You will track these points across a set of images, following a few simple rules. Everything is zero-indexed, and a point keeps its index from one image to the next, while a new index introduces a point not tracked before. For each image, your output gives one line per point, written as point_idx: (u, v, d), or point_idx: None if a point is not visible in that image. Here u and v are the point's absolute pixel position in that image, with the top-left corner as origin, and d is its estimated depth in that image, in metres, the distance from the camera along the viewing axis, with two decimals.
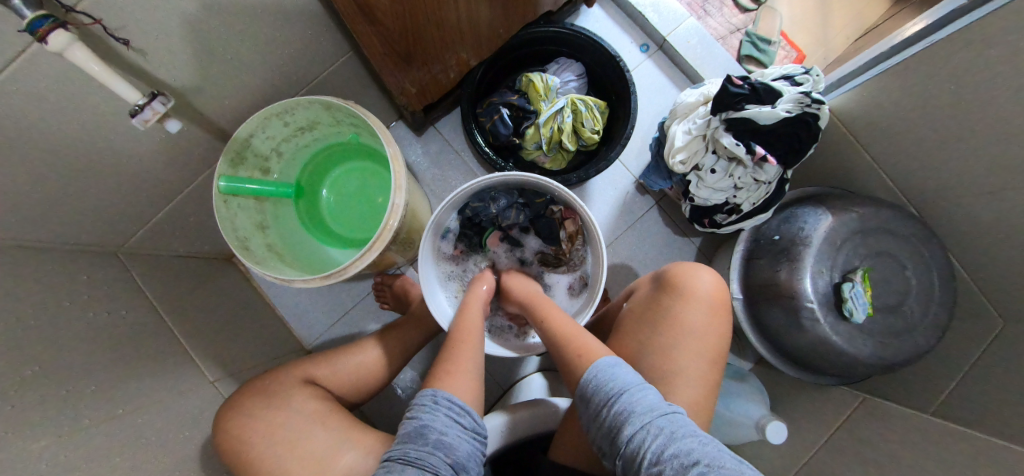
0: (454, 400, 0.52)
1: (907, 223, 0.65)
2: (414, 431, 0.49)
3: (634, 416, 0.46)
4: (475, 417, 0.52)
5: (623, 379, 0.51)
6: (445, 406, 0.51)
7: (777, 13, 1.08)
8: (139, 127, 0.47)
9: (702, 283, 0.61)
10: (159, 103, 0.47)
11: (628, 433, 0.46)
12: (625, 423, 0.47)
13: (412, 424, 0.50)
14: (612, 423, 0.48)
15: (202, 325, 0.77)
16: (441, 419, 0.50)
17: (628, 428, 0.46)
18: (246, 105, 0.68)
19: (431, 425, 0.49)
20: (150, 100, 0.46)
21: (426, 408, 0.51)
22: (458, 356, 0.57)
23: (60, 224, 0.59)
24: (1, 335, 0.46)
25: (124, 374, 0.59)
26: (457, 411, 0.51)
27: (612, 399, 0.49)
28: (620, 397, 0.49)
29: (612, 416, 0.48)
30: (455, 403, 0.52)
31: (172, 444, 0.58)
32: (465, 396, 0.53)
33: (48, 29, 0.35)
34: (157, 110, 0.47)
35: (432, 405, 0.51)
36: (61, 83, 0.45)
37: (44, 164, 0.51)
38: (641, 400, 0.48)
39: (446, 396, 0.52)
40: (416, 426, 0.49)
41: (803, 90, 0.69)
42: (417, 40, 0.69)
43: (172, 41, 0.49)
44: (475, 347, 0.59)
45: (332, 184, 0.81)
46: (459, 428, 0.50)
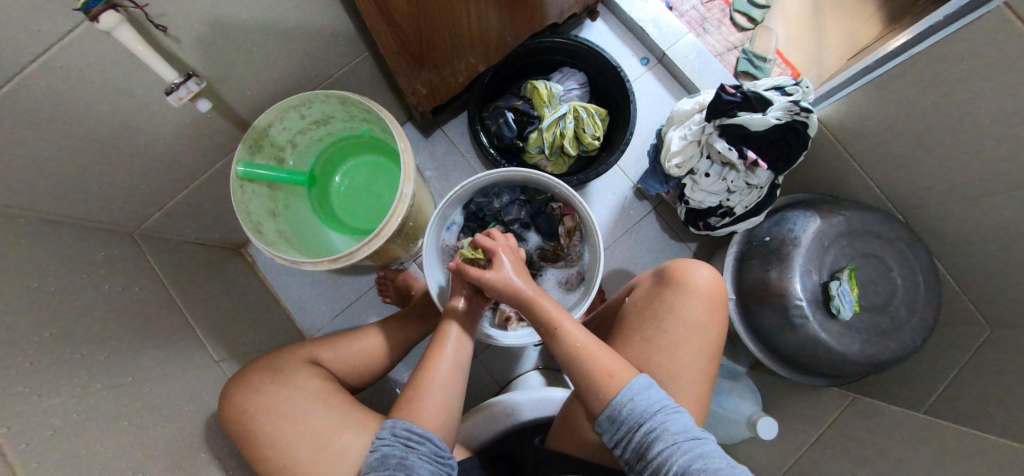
0: (413, 428, 0.53)
1: (892, 227, 0.68)
2: (376, 460, 0.51)
3: (669, 437, 0.48)
4: (437, 443, 0.53)
5: (655, 400, 0.51)
6: (402, 436, 0.53)
7: (772, 32, 1.13)
8: (173, 103, 0.53)
9: (701, 278, 0.60)
10: (192, 83, 0.53)
11: (663, 454, 0.47)
12: (661, 445, 0.48)
13: (373, 454, 0.52)
14: (644, 442, 0.49)
15: (209, 308, 0.79)
16: (399, 448, 0.52)
17: (664, 450, 0.47)
18: (266, 97, 0.72)
19: (389, 453, 0.51)
20: (185, 80, 0.52)
21: (384, 440, 0.53)
22: (427, 383, 0.58)
23: (85, 199, 0.62)
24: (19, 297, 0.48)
25: (135, 345, 0.61)
26: (415, 438, 0.52)
27: (645, 420, 0.50)
28: (655, 418, 0.49)
29: (645, 435, 0.49)
30: (412, 430, 0.53)
31: (177, 414, 0.60)
32: (427, 424, 0.54)
33: (101, 10, 0.40)
34: (191, 89, 0.53)
35: (390, 437, 0.53)
36: (102, 64, 0.49)
37: (76, 140, 0.55)
38: (675, 422, 0.49)
39: (405, 427, 0.53)
40: (378, 455, 0.52)
41: (793, 99, 0.72)
42: (427, 42, 0.73)
43: (204, 30, 0.53)
44: (448, 373, 0.59)
45: (342, 177, 0.85)
46: (417, 451, 0.52)
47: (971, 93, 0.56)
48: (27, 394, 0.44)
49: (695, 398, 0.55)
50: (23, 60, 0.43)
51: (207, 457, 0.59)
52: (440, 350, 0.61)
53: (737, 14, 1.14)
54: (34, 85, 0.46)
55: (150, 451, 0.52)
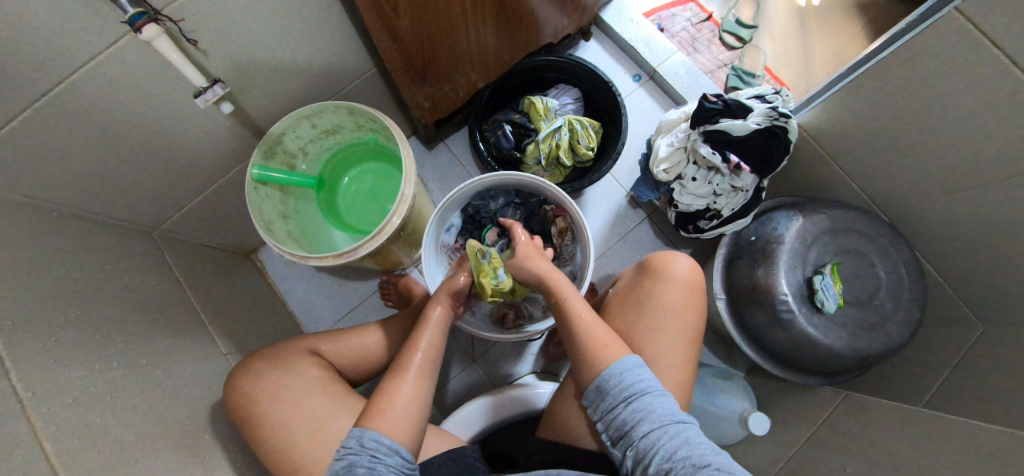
0: (382, 440, 0.50)
1: (874, 224, 0.70)
2: (342, 468, 0.48)
3: (653, 417, 0.49)
4: (403, 454, 0.51)
5: (644, 380, 0.53)
6: (370, 447, 0.49)
7: (760, 50, 1.19)
8: (200, 105, 0.60)
9: (678, 266, 0.64)
10: (218, 88, 0.60)
11: (647, 433, 0.48)
12: (645, 423, 0.49)
13: (337, 462, 0.49)
14: (629, 419, 0.50)
15: (219, 306, 0.83)
16: (367, 459, 0.49)
17: (648, 428, 0.49)
18: (280, 108, 0.79)
19: (356, 464, 0.48)
20: (212, 85, 0.59)
21: (351, 449, 0.49)
22: (396, 391, 0.55)
23: (113, 197, 0.68)
24: (41, 282, 0.53)
25: (150, 332, 0.65)
26: (385, 450, 0.50)
27: (632, 398, 0.51)
28: (641, 396, 0.51)
29: (630, 412, 0.51)
30: (382, 443, 0.50)
31: (185, 397, 0.63)
32: (397, 435, 0.52)
33: (143, 23, 0.46)
34: (216, 93, 0.60)
35: (358, 447, 0.49)
36: (138, 73, 0.55)
37: (109, 141, 0.61)
38: (661, 404, 0.51)
39: (373, 437, 0.50)
40: (343, 464, 0.48)
41: (772, 105, 0.75)
42: (430, 59, 0.80)
43: (228, 45, 0.60)
44: (419, 381, 0.57)
45: (348, 183, 0.90)
46: (384, 464, 0.49)
47: (938, 93, 0.59)
48: (52, 364, 0.48)
49: (677, 377, 0.58)
50: (71, 67, 0.50)
51: (211, 439, 0.62)
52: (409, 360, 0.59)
53: (726, 34, 1.20)
54: (79, 89, 0.53)
55: (158, 427, 0.55)
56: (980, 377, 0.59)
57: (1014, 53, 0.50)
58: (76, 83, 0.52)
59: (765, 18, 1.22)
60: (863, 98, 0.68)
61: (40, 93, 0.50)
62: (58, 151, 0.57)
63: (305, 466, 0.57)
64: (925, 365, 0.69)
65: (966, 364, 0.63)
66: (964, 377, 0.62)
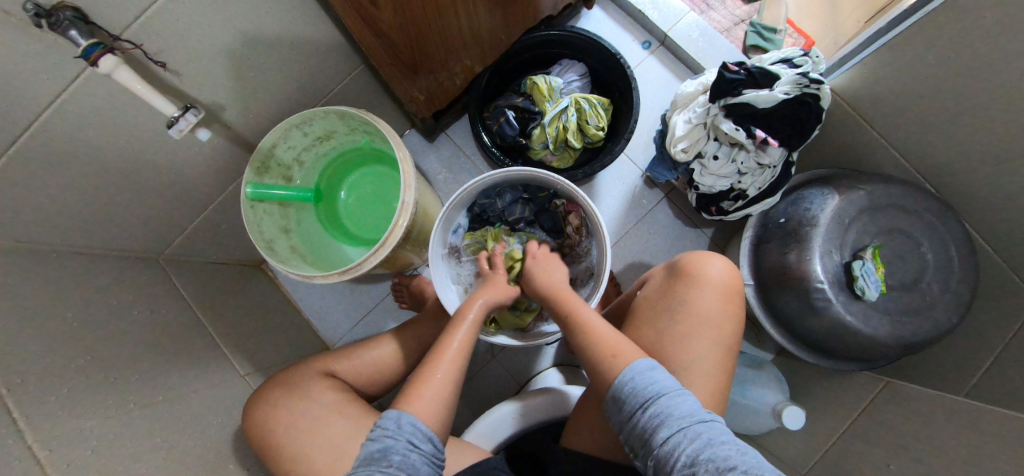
0: (419, 425, 0.48)
1: (920, 199, 0.64)
2: (375, 454, 0.45)
3: (672, 421, 0.45)
4: (436, 446, 0.48)
5: (659, 382, 0.49)
6: (408, 431, 0.47)
7: (781, 1, 1.08)
8: (175, 136, 0.54)
9: (714, 271, 0.61)
10: (191, 115, 0.54)
11: (665, 439, 0.45)
12: (662, 428, 0.45)
13: (370, 447, 0.46)
14: (646, 424, 0.47)
15: (232, 324, 0.82)
16: (402, 445, 0.46)
17: (666, 433, 0.45)
18: (268, 119, 0.74)
19: (392, 449, 0.45)
20: (183, 112, 0.53)
21: (387, 432, 0.47)
22: (431, 377, 0.53)
23: (110, 231, 0.66)
24: (48, 330, 0.52)
25: (164, 365, 0.64)
26: (420, 437, 0.47)
27: (646, 403, 0.48)
28: (657, 399, 0.47)
29: (646, 419, 0.47)
30: (419, 428, 0.48)
31: (207, 429, 0.63)
32: (430, 422, 0.49)
33: (99, 54, 0.42)
34: (190, 121, 0.54)
35: (394, 430, 0.47)
36: (107, 104, 0.51)
37: (93, 176, 0.58)
38: (680, 404, 0.47)
39: (411, 421, 0.48)
40: (379, 448, 0.45)
41: (801, 71, 0.68)
42: (421, 51, 0.74)
43: (199, 61, 0.55)
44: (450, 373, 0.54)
45: (348, 189, 0.86)
46: (419, 453, 0.46)
47: (999, 48, 0.51)
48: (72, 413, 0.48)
49: (711, 387, 0.54)
50: (37, 108, 0.46)
51: (237, 467, 0.62)
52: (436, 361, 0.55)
53: None
54: (51, 130, 0.49)
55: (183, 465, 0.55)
56: None
57: None
58: (47, 123, 0.48)
59: None
60: None
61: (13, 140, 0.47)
62: (45, 194, 0.55)
63: None
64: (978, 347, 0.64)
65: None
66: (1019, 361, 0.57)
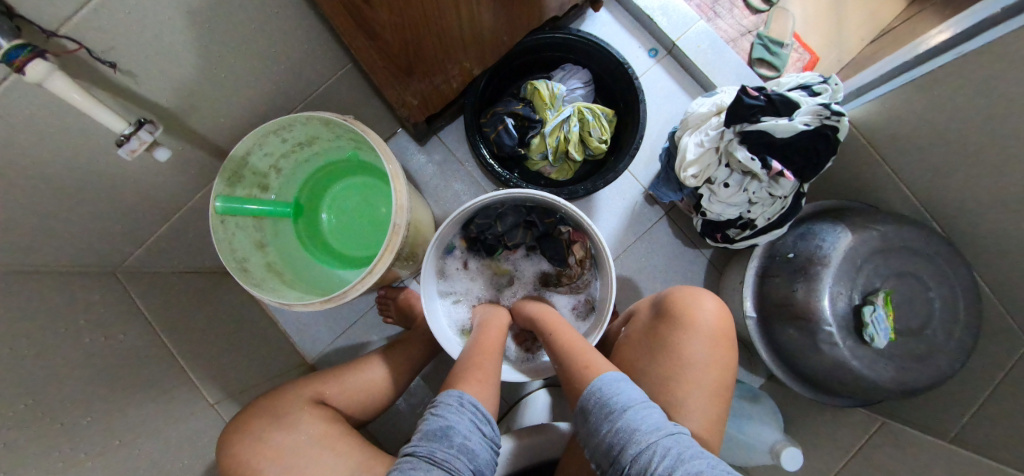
0: (479, 405, 0.51)
1: (932, 243, 0.63)
2: (438, 431, 0.47)
3: (639, 434, 0.43)
4: (493, 427, 0.51)
5: (627, 395, 0.48)
6: (472, 410, 0.49)
7: (789, 13, 1.05)
8: (126, 157, 0.45)
9: (703, 311, 0.56)
10: (146, 131, 0.45)
11: (629, 452, 0.43)
12: (631, 442, 0.43)
13: (436, 423, 0.47)
14: (614, 438, 0.45)
15: (200, 344, 0.75)
16: (466, 424, 0.48)
17: (630, 445, 0.43)
18: (242, 122, 0.66)
19: (457, 427, 0.47)
20: (136, 129, 0.44)
21: (452, 408, 0.49)
22: (481, 365, 0.57)
23: (53, 247, 0.57)
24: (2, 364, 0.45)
25: (120, 401, 0.57)
26: (482, 418, 0.50)
27: (614, 415, 0.46)
28: (622, 411, 0.46)
29: (611, 431, 0.46)
30: (480, 409, 0.50)
31: (170, 473, 0.57)
32: (487, 405, 0.52)
33: (26, 60, 0.34)
34: (144, 139, 0.45)
35: (459, 405, 0.49)
36: (42, 109, 0.43)
37: (29, 190, 0.49)
38: (645, 417, 0.45)
39: (473, 401, 0.50)
40: (442, 424, 0.47)
41: (823, 101, 0.65)
42: (418, 53, 0.66)
43: (156, 59, 0.46)
44: (493, 363, 0.58)
45: (332, 201, 0.78)
46: (480, 435, 0.48)
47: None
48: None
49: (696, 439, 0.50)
50: None
51: None
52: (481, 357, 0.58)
53: None
54: None
55: None
56: None
57: None
58: None
59: None
60: None
61: None
62: None
63: None
64: None
65: None
66: None
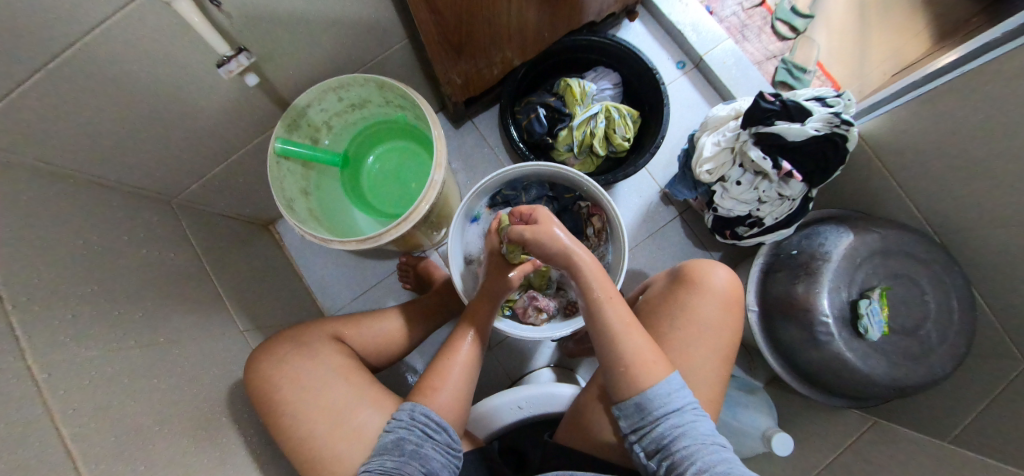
0: (432, 414, 0.56)
1: (930, 250, 0.66)
2: (390, 443, 0.53)
3: (694, 436, 0.49)
4: (450, 433, 0.57)
5: (685, 399, 0.53)
6: (421, 421, 0.55)
7: (814, 43, 1.11)
8: (225, 76, 0.56)
9: (717, 279, 0.61)
10: (243, 58, 0.56)
11: (686, 448, 0.49)
12: (684, 439, 0.49)
13: (389, 435, 0.54)
14: (669, 432, 0.50)
15: (235, 279, 0.81)
16: (415, 434, 0.54)
17: (687, 443, 0.49)
18: (306, 79, 0.74)
19: (405, 438, 0.54)
20: (236, 54, 0.56)
21: (401, 423, 0.55)
22: (448, 370, 0.62)
23: (131, 164, 0.64)
24: (55, 259, 0.50)
25: (167, 308, 0.63)
26: (434, 427, 0.55)
27: (672, 414, 0.51)
28: (683, 413, 0.51)
29: (670, 427, 0.51)
30: (432, 418, 0.56)
31: (203, 378, 0.62)
32: (445, 414, 0.58)
33: None
34: (241, 63, 0.57)
35: (408, 419, 0.55)
36: (156, 37, 0.51)
37: (125, 107, 0.57)
38: (702, 423, 0.51)
39: (422, 411, 0.56)
40: (392, 438, 0.54)
41: (834, 110, 0.71)
42: (468, 34, 0.74)
43: (254, 8, 0.54)
44: (465, 367, 0.63)
45: (374, 161, 0.86)
46: (432, 442, 0.54)
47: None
48: (71, 344, 0.46)
49: (705, 396, 0.56)
50: (86, 29, 0.45)
51: (228, 421, 0.61)
52: (452, 354, 0.64)
53: (779, 22, 1.12)
54: (96, 49, 0.48)
55: (176, 411, 0.54)
56: None
57: None
58: (95, 43, 0.47)
59: (823, 7, 1.13)
60: None
61: (52, 54, 0.46)
62: (73, 117, 0.53)
63: (327, 459, 0.56)
64: None
65: None
66: None
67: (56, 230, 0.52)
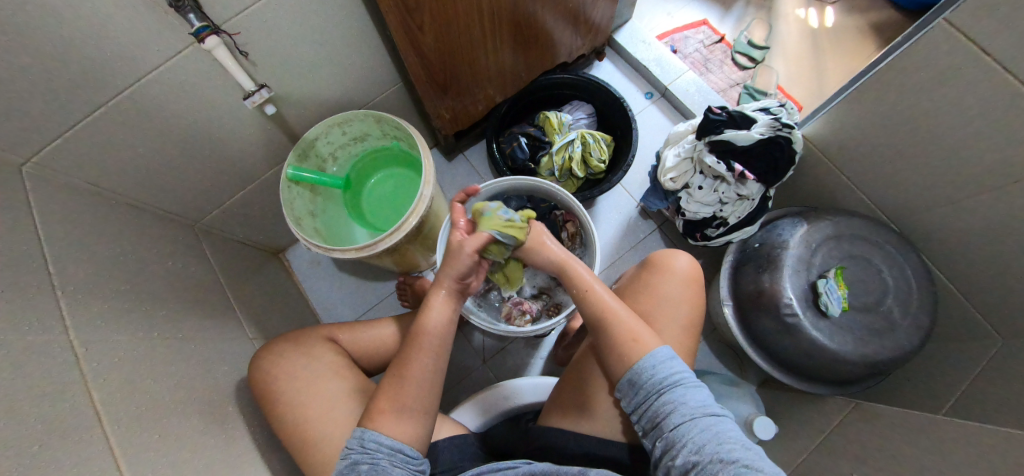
0: (383, 440, 0.51)
1: (878, 232, 0.72)
2: (345, 468, 0.50)
3: (684, 409, 0.48)
4: (406, 454, 0.52)
5: (678, 373, 0.52)
6: (370, 447, 0.51)
7: (772, 70, 1.23)
8: (249, 106, 0.68)
9: (677, 261, 0.67)
10: (264, 91, 0.69)
11: (677, 426, 0.47)
12: (675, 415, 0.48)
13: (343, 461, 0.51)
14: (660, 409, 0.49)
15: (248, 294, 0.90)
16: (368, 458, 0.50)
17: (677, 420, 0.48)
18: (315, 117, 0.87)
19: (358, 463, 0.50)
20: (258, 88, 0.68)
21: (354, 449, 0.51)
22: (400, 382, 0.54)
23: (166, 189, 0.76)
24: (99, 257, 0.60)
25: (188, 309, 0.71)
26: (385, 450, 0.51)
27: (661, 389, 0.50)
28: (675, 387, 0.50)
29: (661, 403, 0.50)
30: (384, 444, 0.51)
31: (214, 371, 0.68)
32: (399, 434, 0.52)
33: (207, 35, 0.55)
34: (263, 96, 0.69)
35: (359, 448, 0.51)
36: (198, 80, 0.64)
37: (166, 139, 0.69)
38: (694, 396, 0.50)
39: (373, 438, 0.51)
40: (346, 464, 0.51)
41: (775, 116, 0.78)
42: (452, 74, 0.87)
43: (275, 57, 0.68)
44: (418, 382, 0.55)
45: (373, 186, 0.97)
46: (386, 464, 0.50)
47: (935, 100, 0.62)
48: (107, 325, 0.55)
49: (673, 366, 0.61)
50: (143, 72, 0.58)
51: (234, 411, 0.66)
52: (407, 365, 0.56)
53: (738, 54, 1.25)
54: (149, 89, 0.61)
55: (189, 393, 0.60)
56: (1006, 390, 0.60)
57: (1004, 60, 0.52)
58: (149, 84, 0.60)
59: (777, 40, 1.26)
60: (863, 107, 0.71)
61: (115, 93, 0.59)
62: (123, 145, 0.66)
63: (315, 442, 0.60)
64: (943, 381, 0.70)
65: (985, 375, 0.64)
66: (991, 385, 0.62)
67: (99, 237, 0.62)
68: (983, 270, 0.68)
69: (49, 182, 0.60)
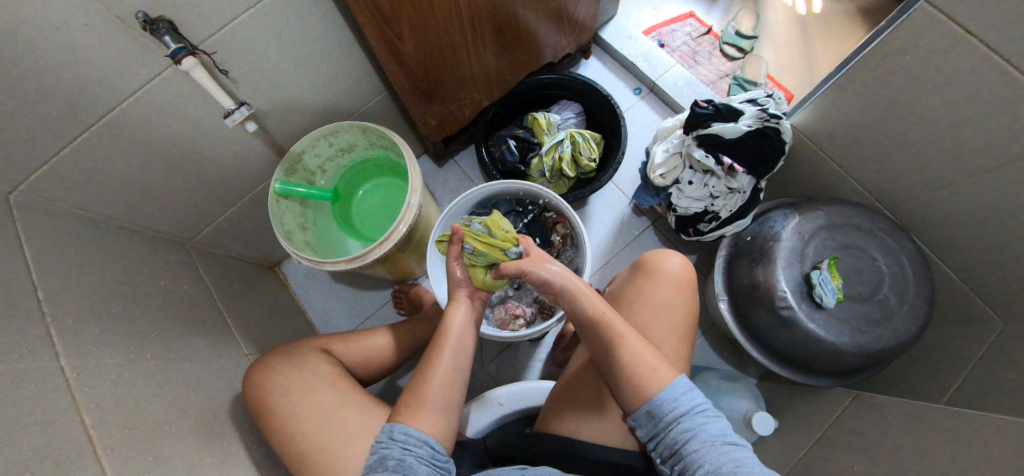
0: (411, 432, 0.52)
1: (873, 219, 0.71)
2: (373, 462, 0.50)
3: (703, 436, 0.48)
4: (433, 446, 0.52)
5: (696, 402, 0.51)
6: (399, 439, 0.51)
7: (762, 60, 1.21)
8: (229, 124, 0.69)
9: (670, 264, 0.67)
10: (244, 109, 0.69)
11: (696, 452, 0.47)
12: (693, 441, 0.48)
13: (372, 457, 0.51)
14: (679, 437, 0.49)
15: (243, 310, 0.91)
16: (397, 451, 0.50)
17: (695, 446, 0.47)
18: (301, 130, 0.87)
19: (386, 457, 0.50)
20: (238, 106, 0.68)
21: (382, 443, 0.52)
22: (422, 387, 0.56)
23: (155, 210, 0.77)
24: (90, 282, 0.60)
25: (182, 328, 0.72)
26: (413, 442, 0.51)
27: (680, 417, 0.50)
28: (694, 415, 0.50)
29: (679, 431, 0.49)
30: (412, 435, 0.52)
31: (209, 389, 0.69)
32: (425, 427, 0.53)
33: (183, 56, 0.55)
34: (243, 113, 0.69)
35: (388, 441, 0.51)
36: (179, 100, 0.64)
37: (152, 160, 0.70)
38: (713, 425, 0.49)
39: (402, 430, 0.52)
40: (375, 458, 0.51)
41: (762, 107, 0.77)
42: (435, 81, 0.87)
43: (256, 74, 0.68)
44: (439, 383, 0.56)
45: (363, 196, 0.98)
46: (414, 456, 0.50)
47: (921, 84, 0.61)
48: (98, 348, 0.55)
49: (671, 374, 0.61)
50: (123, 96, 0.59)
51: (230, 428, 0.67)
52: (432, 365, 0.58)
53: (726, 45, 1.23)
54: (130, 113, 0.61)
55: (184, 412, 0.61)
56: (1006, 376, 0.59)
57: (988, 40, 0.51)
58: (130, 107, 0.60)
59: (766, 29, 1.25)
60: (850, 95, 0.70)
61: (96, 118, 0.59)
62: (109, 169, 0.66)
63: (311, 454, 0.60)
64: (944, 368, 0.69)
65: (986, 362, 0.63)
66: (992, 371, 0.61)
67: (88, 262, 0.63)
68: (979, 254, 0.67)
69: (37, 209, 0.61)
